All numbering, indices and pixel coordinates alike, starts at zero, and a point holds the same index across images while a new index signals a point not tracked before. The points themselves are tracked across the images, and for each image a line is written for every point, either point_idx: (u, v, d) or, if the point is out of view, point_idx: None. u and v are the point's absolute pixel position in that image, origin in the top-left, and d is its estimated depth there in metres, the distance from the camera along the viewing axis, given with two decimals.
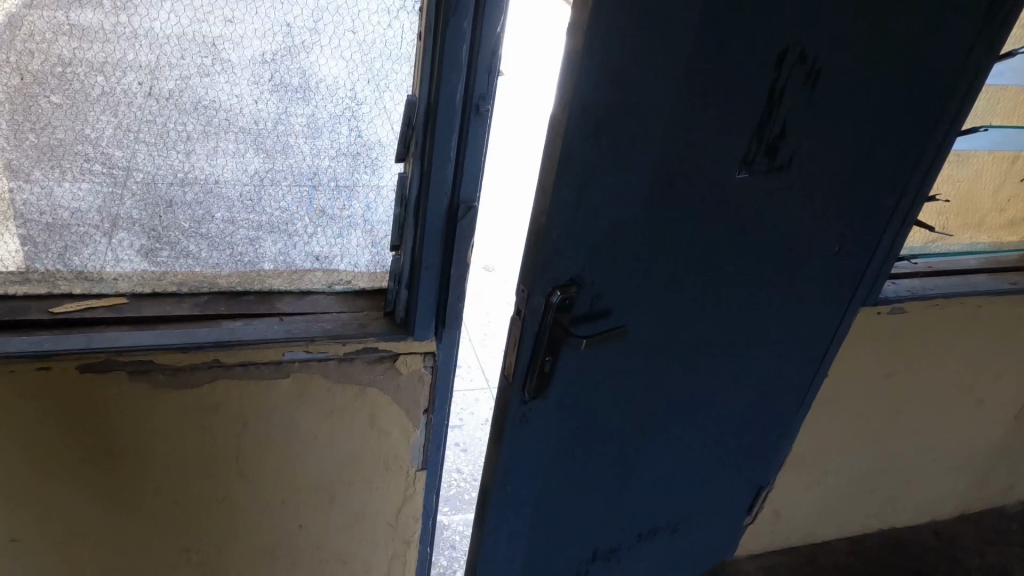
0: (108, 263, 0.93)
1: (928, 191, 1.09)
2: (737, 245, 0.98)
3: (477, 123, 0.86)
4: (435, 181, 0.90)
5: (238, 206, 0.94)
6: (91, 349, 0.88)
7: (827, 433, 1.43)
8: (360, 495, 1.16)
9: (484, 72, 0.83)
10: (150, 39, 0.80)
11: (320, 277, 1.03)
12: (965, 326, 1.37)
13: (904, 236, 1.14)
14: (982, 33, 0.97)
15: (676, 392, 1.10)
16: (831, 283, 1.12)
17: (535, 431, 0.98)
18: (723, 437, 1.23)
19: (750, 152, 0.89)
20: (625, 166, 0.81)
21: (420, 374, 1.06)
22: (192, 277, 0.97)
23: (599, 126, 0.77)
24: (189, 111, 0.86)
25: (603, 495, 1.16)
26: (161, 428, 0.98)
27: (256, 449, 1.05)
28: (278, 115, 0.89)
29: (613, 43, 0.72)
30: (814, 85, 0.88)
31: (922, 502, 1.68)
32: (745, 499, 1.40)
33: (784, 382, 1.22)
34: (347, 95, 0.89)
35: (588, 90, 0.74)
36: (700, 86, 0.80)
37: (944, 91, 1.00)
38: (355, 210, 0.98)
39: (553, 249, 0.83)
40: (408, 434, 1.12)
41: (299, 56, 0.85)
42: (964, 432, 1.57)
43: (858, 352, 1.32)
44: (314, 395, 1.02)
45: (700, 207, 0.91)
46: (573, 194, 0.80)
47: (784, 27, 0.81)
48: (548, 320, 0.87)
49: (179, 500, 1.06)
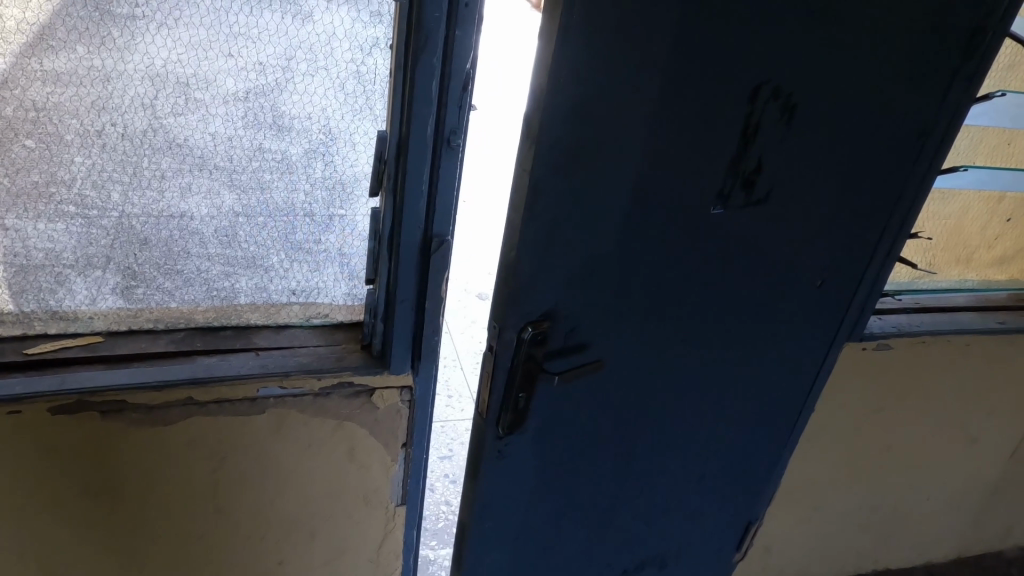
0: (83, 301, 0.93)
1: (910, 224, 1.09)
2: (715, 282, 0.97)
3: (448, 157, 0.87)
4: (408, 217, 0.90)
5: (213, 241, 0.94)
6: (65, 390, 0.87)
7: (818, 468, 1.41)
8: (340, 531, 1.15)
9: (455, 106, 0.84)
10: (123, 80, 0.81)
11: (297, 310, 1.03)
12: (957, 362, 1.35)
13: (887, 270, 1.13)
14: (962, 69, 0.97)
15: (657, 429, 1.08)
16: (815, 317, 1.11)
17: (512, 468, 0.97)
18: (708, 474, 1.21)
19: (726, 185, 0.88)
20: (599, 206, 0.81)
21: (398, 408, 1.06)
22: (168, 314, 0.97)
23: (567, 166, 0.76)
24: (163, 149, 0.87)
25: (586, 534, 1.15)
26: (137, 466, 0.97)
27: (232, 486, 1.04)
28: (252, 152, 0.90)
29: (579, 81, 0.72)
30: (789, 120, 0.87)
31: (917, 541, 1.66)
32: (734, 536, 1.36)
33: (770, 418, 1.20)
34: (320, 129, 0.91)
35: (555, 129, 0.73)
36: (671, 126, 0.80)
37: (924, 126, 1.00)
38: (331, 242, 0.98)
39: (522, 290, 0.81)
40: (387, 469, 1.11)
41: (273, 94, 0.87)
42: (957, 471, 1.55)
43: (847, 386, 1.30)
44: (290, 430, 1.02)
45: (676, 244, 0.90)
46: (542, 234, 0.79)
47: (755, 66, 0.81)
48: (519, 357, 0.85)
49: (154, 541, 1.05)
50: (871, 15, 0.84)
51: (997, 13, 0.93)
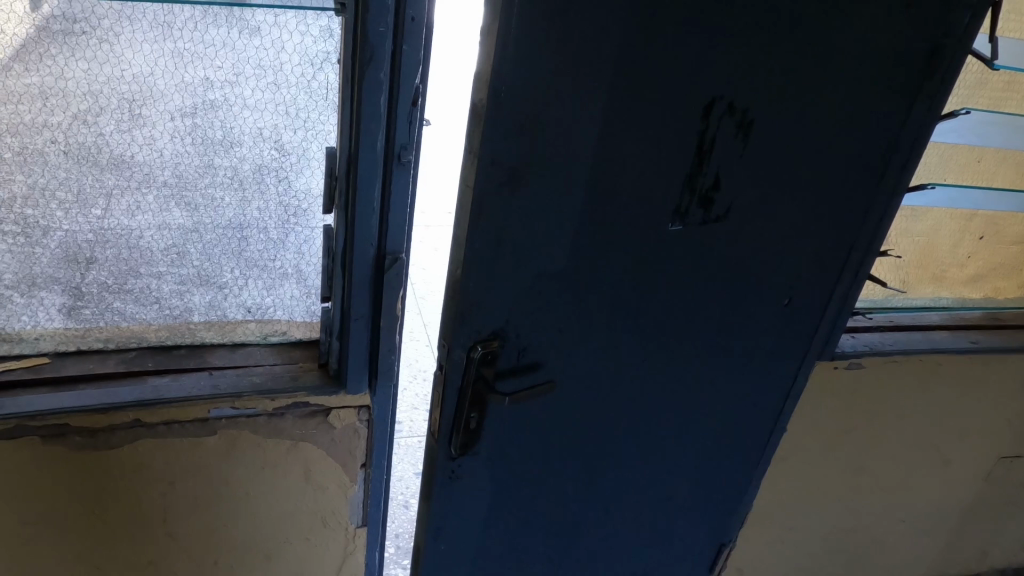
0: (30, 322, 0.93)
1: (880, 241, 1.07)
2: (676, 301, 0.95)
3: (399, 174, 0.86)
4: (360, 235, 0.88)
5: (164, 259, 0.95)
6: (4, 413, 0.87)
7: (792, 488, 1.39)
8: (300, 554, 1.13)
9: (404, 121, 0.83)
10: (61, 98, 0.81)
11: (254, 328, 1.03)
12: (930, 382, 1.34)
13: (858, 288, 1.11)
14: (924, 88, 0.96)
15: (620, 450, 1.07)
16: (782, 336, 1.10)
17: (467, 490, 0.95)
18: (676, 495, 1.19)
19: (683, 203, 0.87)
20: (549, 224, 0.80)
21: (355, 428, 1.05)
22: (119, 333, 0.98)
23: (513, 182, 0.75)
24: (106, 167, 0.87)
25: (548, 556, 1.13)
26: (84, 488, 0.97)
27: (184, 510, 1.03)
28: (200, 168, 0.90)
29: (522, 95, 0.71)
30: (745, 136, 0.86)
31: (895, 563, 1.63)
32: (706, 557, 1.34)
33: (739, 437, 1.19)
34: (272, 145, 0.91)
35: (496, 144, 0.72)
36: (623, 142, 0.79)
37: (887, 145, 0.99)
38: (287, 259, 0.99)
39: (470, 308, 0.80)
40: (346, 489, 1.10)
41: (220, 110, 0.86)
42: (934, 491, 1.53)
43: (818, 407, 1.29)
44: (243, 451, 1.01)
45: (633, 262, 0.88)
46: (488, 250, 0.78)
47: (708, 82, 0.79)
48: (469, 376, 0.84)
49: (103, 564, 1.04)
50: (828, 32, 0.83)
51: (955, 32, 0.92)
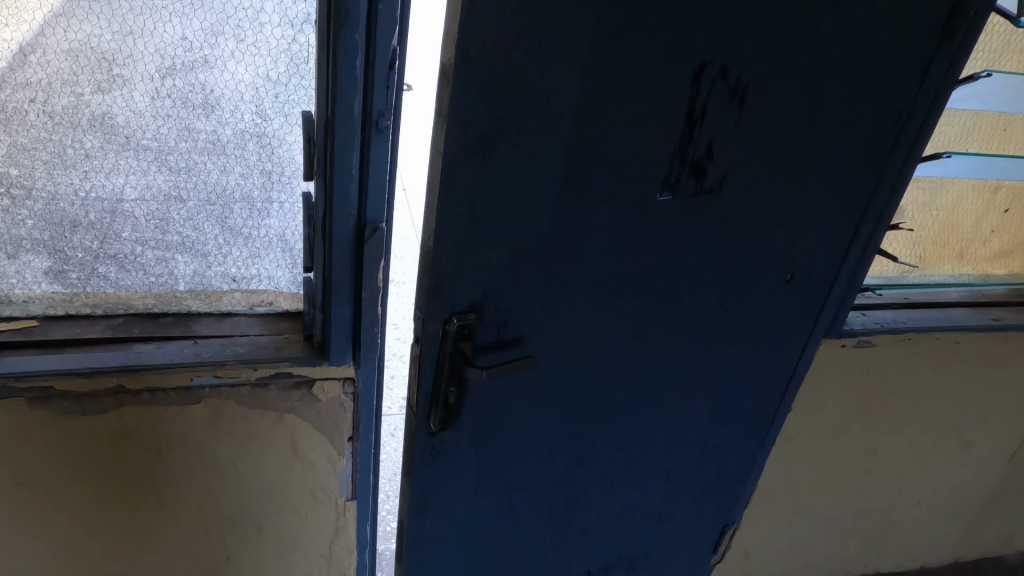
0: (17, 284, 0.93)
1: (889, 218, 1.03)
2: (666, 274, 0.92)
3: (378, 141, 0.83)
4: (338, 204, 0.86)
5: (146, 225, 0.93)
6: None
7: (799, 468, 1.35)
8: (289, 528, 1.12)
9: (381, 86, 0.80)
10: (39, 56, 0.79)
11: (240, 298, 1.02)
12: (946, 362, 1.29)
13: (866, 264, 1.07)
14: (938, 52, 0.91)
15: (612, 425, 1.04)
16: (783, 314, 1.06)
17: (449, 465, 0.93)
18: (674, 476, 1.16)
19: (672, 172, 0.83)
20: (526, 192, 0.77)
21: (341, 401, 1.03)
22: (106, 299, 0.97)
23: (485, 147, 0.72)
24: (86, 127, 0.85)
25: (540, 533, 1.11)
26: (70, 454, 0.96)
27: (172, 479, 1.03)
28: (180, 132, 0.88)
29: (493, 57, 0.67)
30: (741, 102, 0.82)
31: (911, 545, 1.59)
32: (709, 537, 1.31)
33: (741, 415, 1.15)
34: (252, 110, 0.88)
35: (467, 107, 0.69)
36: (603, 107, 0.75)
37: (898, 113, 0.94)
38: (271, 228, 0.97)
39: (443, 278, 0.78)
40: (334, 464, 1.08)
41: (200, 72, 0.84)
42: (953, 472, 1.48)
43: (826, 386, 1.25)
44: (228, 423, 1.00)
45: (617, 232, 0.85)
46: (462, 218, 0.75)
47: (698, 43, 0.75)
48: (445, 349, 0.82)
49: (94, 531, 1.04)
50: None
51: None
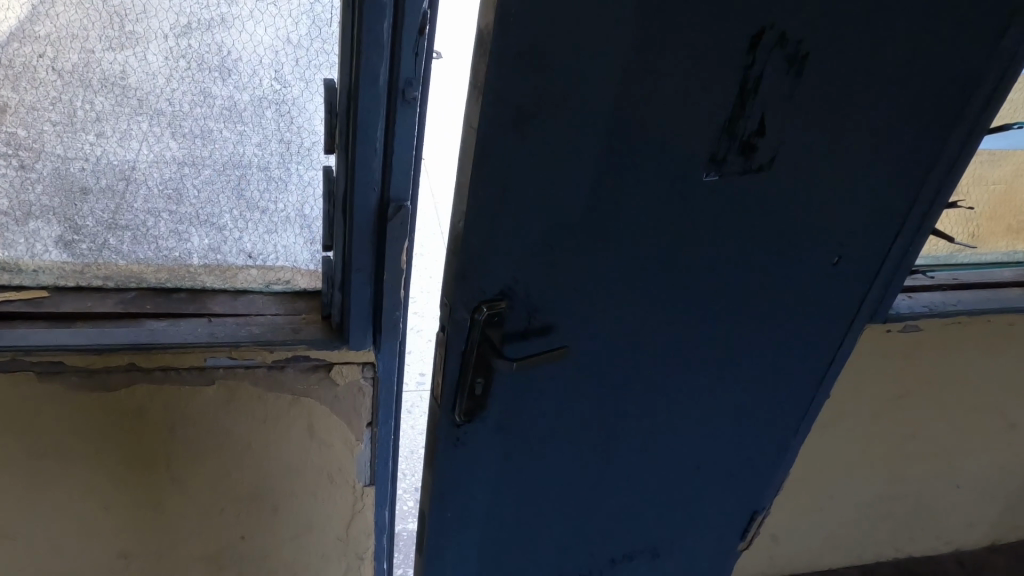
0: (26, 253, 0.88)
1: (946, 197, 0.97)
2: (705, 257, 0.86)
3: (404, 112, 0.77)
4: (362, 177, 0.81)
5: (158, 194, 0.88)
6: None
7: (834, 452, 1.30)
8: (305, 510, 1.09)
9: (409, 52, 0.74)
10: (49, 8, 0.73)
11: (256, 274, 0.97)
12: (992, 344, 1.23)
13: (918, 246, 1.01)
14: (1017, 15, 0.83)
15: (643, 410, 0.99)
16: (826, 298, 1.00)
17: (472, 454, 0.89)
18: (704, 462, 1.12)
19: (720, 150, 0.77)
20: (562, 170, 0.71)
21: (359, 386, 0.99)
22: (118, 272, 0.92)
23: (521, 121, 0.66)
24: (98, 88, 0.79)
25: (565, 519, 1.06)
26: (83, 430, 0.92)
27: (186, 459, 0.98)
28: (196, 97, 0.82)
29: (533, 23, 0.61)
30: (798, 73, 0.75)
31: (945, 528, 1.54)
32: (738, 523, 1.26)
33: (778, 401, 1.10)
34: (271, 75, 0.82)
35: (504, 78, 0.63)
36: (648, 79, 0.69)
37: (967, 81, 0.87)
38: (289, 202, 0.92)
39: (472, 262, 0.73)
40: (351, 448, 1.04)
41: (217, 31, 0.77)
42: (994, 455, 1.42)
43: (865, 370, 1.20)
44: (242, 405, 0.96)
45: (658, 213, 0.79)
46: (495, 198, 0.70)
47: (755, 9, 0.68)
48: (474, 337, 0.77)
49: (106, 508, 1.00)
50: None
51: None
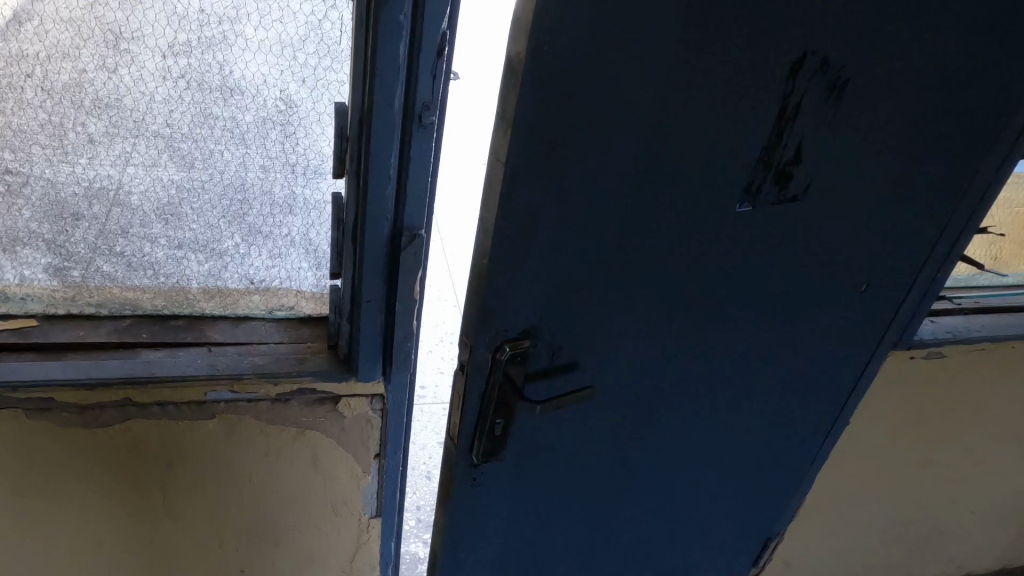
0: (13, 279, 0.83)
1: (978, 222, 0.93)
2: (733, 287, 0.83)
3: (420, 137, 0.73)
4: (374, 204, 0.76)
5: (155, 218, 0.83)
6: None
7: (850, 477, 1.26)
8: (307, 542, 1.04)
9: (427, 75, 0.69)
10: (36, 26, 0.68)
11: (258, 301, 0.92)
12: (1013, 368, 1.20)
13: (947, 273, 0.97)
14: None
15: (662, 442, 0.95)
16: (852, 326, 0.96)
17: (487, 492, 0.85)
18: (722, 492, 1.08)
19: (755, 179, 0.73)
20: (591, 203, 0.67)
21: (368, 418, 0.94)
22: (111, 299, 0.87)
23: (550, 154, 0.62)
24: (90, 109, 0.74)
25: (578, 552, 1.03)
26: (75, 466, 0.87)
27: (184, 493, 0.94)
28: (196, 117, 0.77)
29: (567, 51, 0.56)
30: (838, 99, 0.71)
31: (958, 552, 1.51)
32: (751, 550, 1.23)
33: (798, 429, 1.06)
34: (278, 96, 0.76)
35: (534, 109, 0.58)
36: (684, 108, 0.64)
37: (1005, 105, 0.83)
38: (294, 226, 0.87)
39: (495, 300, 0.68)
40: (358, 480, 1.00)
41: (219, 50, 0.72)
42: (1010, 479, 1.39)
43: (886, 395, 1.16)
44: (245, 438, 0.91)
45: (687, 245, 0.75)
46: (519, 233, 0.65)
47: (797, 35, 0.64)
48: (495, 377, 0.73)
49: (97, 543, 0.95)
50: None
51: None
